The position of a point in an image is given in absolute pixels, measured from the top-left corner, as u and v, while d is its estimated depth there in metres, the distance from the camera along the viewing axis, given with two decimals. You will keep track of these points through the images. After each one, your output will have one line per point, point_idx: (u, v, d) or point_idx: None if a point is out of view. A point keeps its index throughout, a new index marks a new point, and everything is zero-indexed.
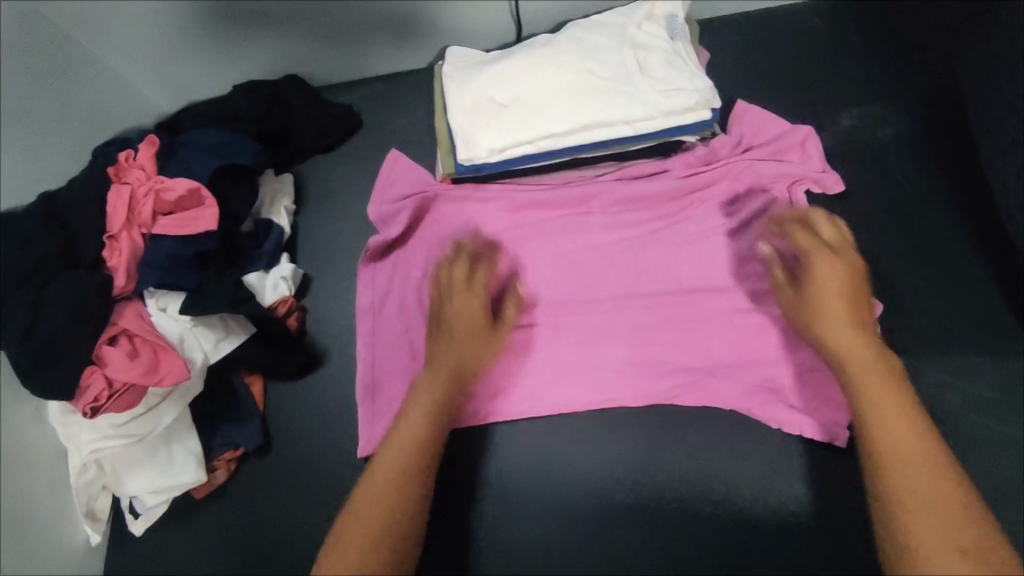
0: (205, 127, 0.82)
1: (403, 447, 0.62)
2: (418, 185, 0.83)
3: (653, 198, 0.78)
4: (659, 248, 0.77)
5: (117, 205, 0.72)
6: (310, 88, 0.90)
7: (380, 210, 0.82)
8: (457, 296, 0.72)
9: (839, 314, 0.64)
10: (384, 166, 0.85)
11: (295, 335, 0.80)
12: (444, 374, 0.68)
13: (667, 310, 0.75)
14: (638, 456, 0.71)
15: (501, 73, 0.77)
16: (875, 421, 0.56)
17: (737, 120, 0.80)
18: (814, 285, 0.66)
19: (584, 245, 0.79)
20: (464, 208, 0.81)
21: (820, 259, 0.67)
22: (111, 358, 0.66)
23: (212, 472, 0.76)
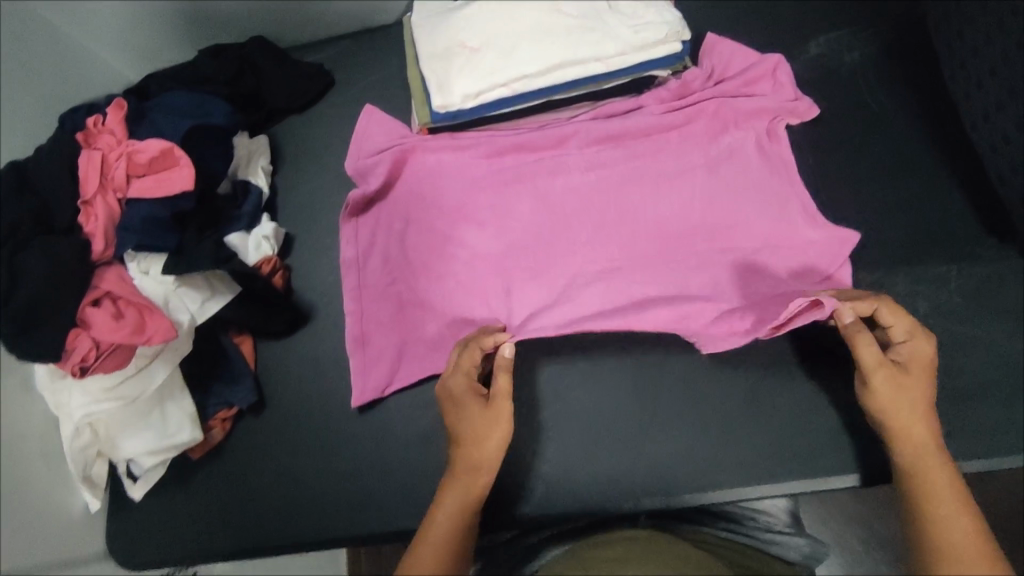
0: (174, 90, 0.80)
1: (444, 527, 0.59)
2: (394, 137, 0.82)
3: (629, 136, 0.79)
4: (637, 185, 0.77)
5: (89, 171, 0.71)
6: (278, 49, 0.89)
7: (358, 164, 0.81)
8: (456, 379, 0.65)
9: (917, 404, 0.60)
10: (361, 119, 0.83)
11: (282, 293, 0.80)
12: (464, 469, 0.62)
13: (646, 246, 0.76)
14: (626, 381, 0.76)
15: (469, 16, 0.76)
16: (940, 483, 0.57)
17: (708, 52, 0.80)
18: (914, 368, 0.61)
19: (563, 186, 0.79)
20: (441, 157, 0.80)
21: (920, 348, 0.62)
22: (95, 321, 0.65)
23: (207, 432, 0.76)
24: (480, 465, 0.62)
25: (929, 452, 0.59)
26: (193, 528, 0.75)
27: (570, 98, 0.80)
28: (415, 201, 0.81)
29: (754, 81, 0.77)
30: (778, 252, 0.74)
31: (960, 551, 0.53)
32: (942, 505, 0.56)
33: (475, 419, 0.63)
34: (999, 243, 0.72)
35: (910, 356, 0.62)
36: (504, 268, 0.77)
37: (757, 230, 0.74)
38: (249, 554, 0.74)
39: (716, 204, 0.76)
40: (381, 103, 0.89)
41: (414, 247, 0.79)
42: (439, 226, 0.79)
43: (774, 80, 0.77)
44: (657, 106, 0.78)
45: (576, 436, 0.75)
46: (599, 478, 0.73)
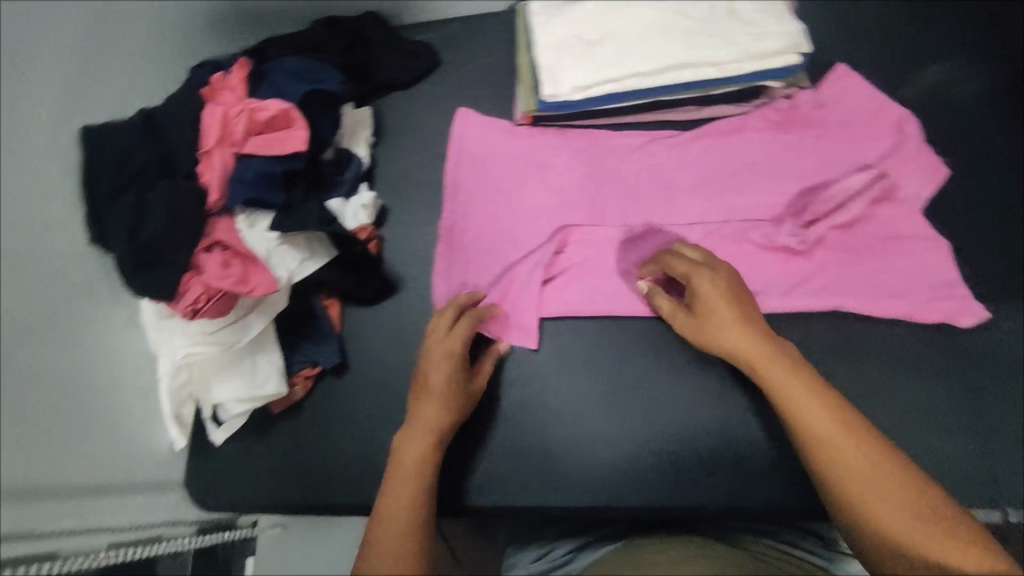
0: (292, 55, 0.83)
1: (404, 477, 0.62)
2: (498, 130, 0.85)
3: (735, 170, 0.79)
4: (749, 227, 0.77)
5: (211, 123, 0.73)
6: (390, 27, 0.91)
7: (462, 153, 0.84)
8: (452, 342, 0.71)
9: (726, 322, 0.66)
10: (455, 123, 0.86)
11: (374, 260, 0.81)
12: (437, 432, 0.66)
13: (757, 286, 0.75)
14: (712, 386, 0.75)
15: (588, 12, 0.78)
16: (787, 397, 0.60)
17: (831, 83, 0.80)
18: (702, 303, 0.68)
19: (671, 220, 0.79)
20: (541, 164, 0.83)
21: (700, 280, 0.68)
22: (207, 266, 0.69)
23: (291, 388, 0.78)
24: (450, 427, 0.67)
25: (754, 351, 0.63)
26: (268, 479, 0.78)
27: (677, 100, 0.80)
28: (514, 210, 0.82)
29: (876, 133, 0.78)
30: (911, 294, 0.73)
31: (827, 438, 0.57)
32: (793, 395, 0.60)
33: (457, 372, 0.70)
34: None
35: (705, 289, 0.68)
36: (611, 292, 0.78)
37: (869, 281, 0.73)
38: (317, 509, 0.77)
39: (827, 254, 0.75)
40: (484, 88, 0.90)
41: (511, 256, 0.80)
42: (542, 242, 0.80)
43: (901, 134, 0.77)
44: (772, 146, 0.79)
45: (653, 435, 0.74)
46: (672, 480, 0.72)
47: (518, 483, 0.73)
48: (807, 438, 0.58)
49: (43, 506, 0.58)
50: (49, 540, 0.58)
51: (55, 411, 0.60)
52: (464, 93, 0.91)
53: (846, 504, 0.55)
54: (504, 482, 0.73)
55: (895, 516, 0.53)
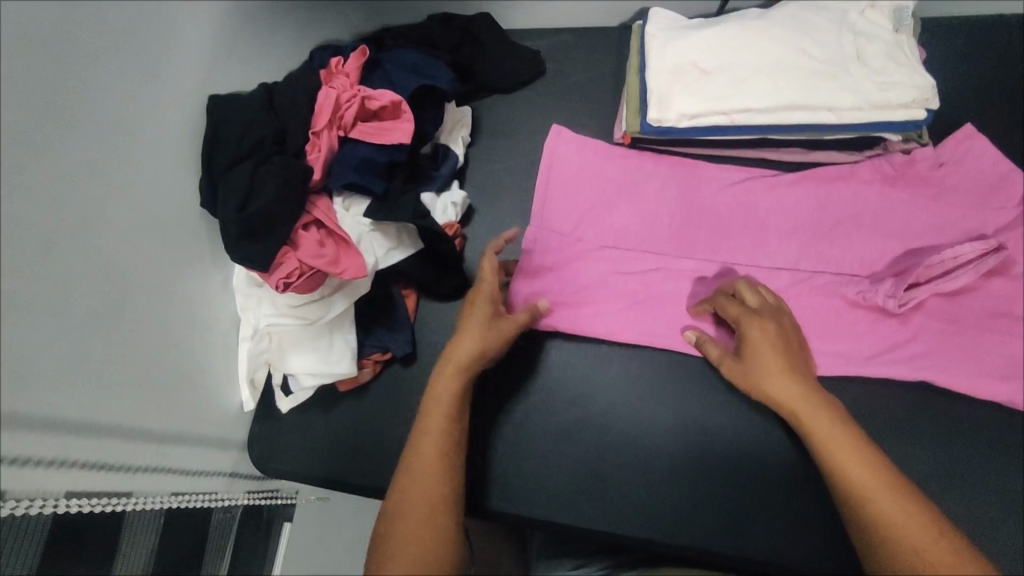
0: (407, 48, 0.85)
1: (430, 446, 0.60)
2: (592, 149, 0.84)
3: (837, 221, 0.77)
4: (844, 281, 0.75)
5: (324, 106, 0.76)
6: (500, 30, 0.92)
7: (554, 166, 0.84)
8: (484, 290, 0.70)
9: (772, 369, 0.64)
10: (550, 136, 0.85)
11: (457, 257, 0.82)
12: (466, 367, 0.65)
13: (846, 343, 0.73)
14: (781, 437, 0.73)
15: (708, 39, 0.77)
16: (837, 459, 0.58)
17: (953, 144, 0.76)
18: (750, 348, 0.66)
19: (762, 261, 0.77)
20: (632, 187, 0.82)
21: (749, 324, 0.67)
22: (304, 243, 0.71)
23: (360, 369, 0.80)
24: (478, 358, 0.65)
25: (798, 399, 0.62)
26: (326, 454, 0.80)
27: (785, 140, 0.78)
28: (601, 228, 0.81)
29: (995, 205, 0.75)
30: (1005, 376, 0.72)
31: (877, 503, 0.55)
32: (842, 455, 0.58)
33: (482, 317, 0.68)
34: None
35: (753, 333, 0.66)
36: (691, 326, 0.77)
37: (961, 354, 0.72)
38: (369, 490, 0.79)
39: (922, 320, 0.73)
40: (587, 102, 0.90)
41: (592, 274, 0.79)
42: (626, 265, 0.79)
43: (1022, 209, 0.75)
44: (880, 202, 0.77)
45: (714, 477, 0.72)
46: (727, 524, 0.71)
47: (570, 501, 0.72)
48: (857, 501, 0.56)
49: (158, 449, 0.65)
50: (163, 480, 0.66)
51: (163, 366, 0.67)
52: (567, 105, 0.91)
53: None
54: (556, 498, 0.72)
55: None
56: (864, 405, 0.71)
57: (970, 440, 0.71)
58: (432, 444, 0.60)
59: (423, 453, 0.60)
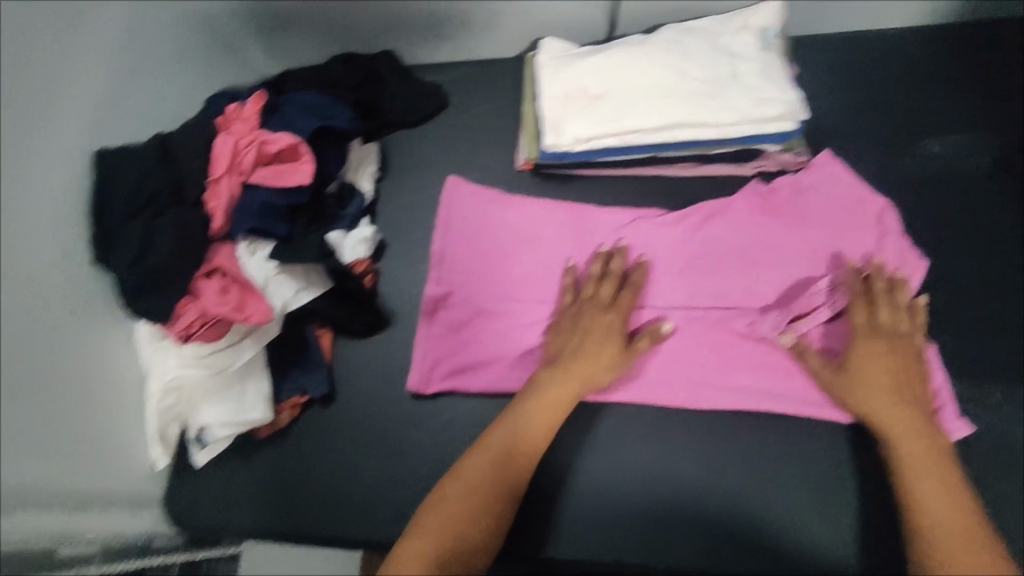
0: (307, 89, 0.86)
1: (492, 457, 0.67)
2: (482, 199, 0.86)
3: (716, 254, 0.79)
4: (732, 315, 0.77)
5: (222, 153, 0.76)
6: (404, 67, 0.95)
7: (448, 218, 0.86)
8: (594, 319, 0.75)
9: (873, 385, 0.68)
10: (445, 190, 0.88)
11: (368, 292, 0.83)
12: (568, 397, 0.72)
13: (738, 380, 0.74)
14: (692, 447, 0.73)
15: (596, 65, 0.80)
16: (915, 482, 0.62)
17: (815, 171, 0.80)
18: (857, 359, 0.70)
19: (649, 299, 0.79)
20: (524, 229, 0.84)
21: (864, 338, 0.71)
22: (205, 292, 0.70)
23: (277, 415, 0.80)
24: (579, 387, 0.72)
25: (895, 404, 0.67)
26: (244, 507, 0.78)
27: (675, 158, 0.82)
28: (497, 278, 0.83)
29: (859, 223, 0.77)
30: None
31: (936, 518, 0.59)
32: (919, 477, 0.62)
33: (600, 360, 0.73)
34: None
35: (867, 347, 0.70)
36: None
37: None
38: (293, 538, 0.77)
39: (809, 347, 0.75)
40: (491, 132, 0.93)
41: (493, 326, 0.81)
42: (523, 316, 0.81)
43: (880, 227, 0.76)
44: (755, 230, 0.79)
45: (632, 489, 0.72)
46: (645, 538, 0.70)
47: None
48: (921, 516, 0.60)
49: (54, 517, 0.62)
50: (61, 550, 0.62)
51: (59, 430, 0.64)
52: (470, 135, 0.93)
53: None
54: None
55: None
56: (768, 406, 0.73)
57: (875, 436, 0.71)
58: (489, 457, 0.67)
59: (476, 462, 0.67)
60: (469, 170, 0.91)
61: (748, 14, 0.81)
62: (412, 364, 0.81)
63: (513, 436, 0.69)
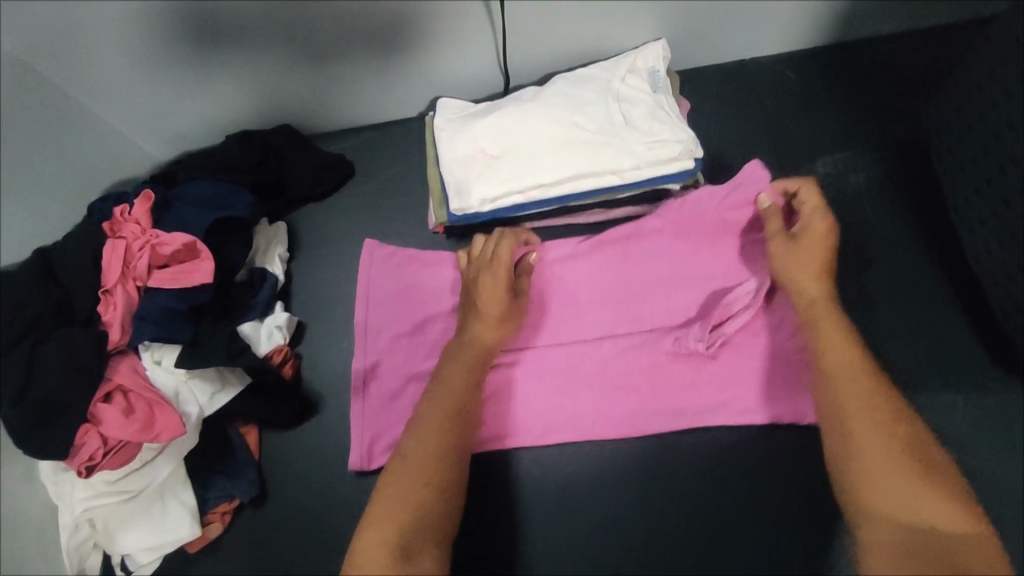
0: (201, 179, 0.83)
1: (428, 425, 0.64)
2: (402, 260, 0.85)
3: (634, 279, 0.81)
4: (658, 336, 0.78)
5: (112, 260, 0.73)
6: (303, 138, 0.91)
7: (370, 281, 0.84)
8: (482, 276, 0.72)
9: (810, 267, 0.67)
10: (362, 255, 0.85)
11: (291, 384, 0.80)
12: (477, 353, 0.71)
13: (672, 402, 0.76)
14: (632, 503, 0.73)
15: (492, 125, 0.80)
16: (840, 376, 0.61)
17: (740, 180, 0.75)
18: (805, 241, 0.68)
19: (575, 335, 0.80)
20: (443, 280, 0.83)
21: (815, 220, 0.68)
22: (106, 416, 0.65)
23: (206, 526, 0.75)
24: (488, 338, 0.71)
25: (837, 340, 0.64)
26: None
27: (583, 205, 0.83)
28: (425, 338, 0.81)
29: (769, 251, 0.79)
30: None
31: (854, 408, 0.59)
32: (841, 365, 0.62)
33: (499, 314, 0.71)
34: (1004, 373, 0.73)
35: (811, 235, 0.68)
36: (520, 407, 0.77)
37: (769, 384, 0.75)
38: None
39: (734, 357, 0.76)
40: (400, 197, 0.92)
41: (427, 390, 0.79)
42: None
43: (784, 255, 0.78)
44: (670, 253, 0.80)
45: (581, 548, 0.71)
46: None
47: None
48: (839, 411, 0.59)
49: None
50: None
51: None
52: (379, 203, 0.92)
53: (848, 473, 0.57)
54: None
55: (898, 493, 0.53)
56: (704, 452, 0.74)
57: (809, 464, 0.72)
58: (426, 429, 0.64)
59: (414, 440, 0.63)
60: (383, 239, 0.90)
61: (633, 56, 0.82)
62: (353, 443, 0.77)
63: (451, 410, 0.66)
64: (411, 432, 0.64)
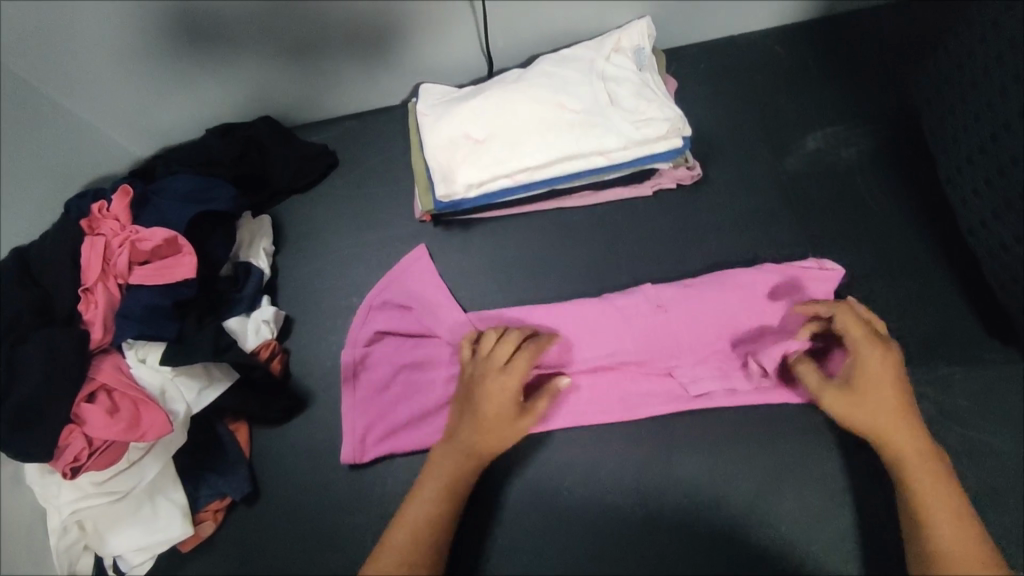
0: (181, 174, 0.81)
1: (412, 526, 0.63)
2: (419, 266, 0.83)
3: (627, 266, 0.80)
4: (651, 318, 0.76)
5: (91, 258, 0.71)
6: (285, 130, 0.90)
7: (384, 284, 0.82)
8: (486, 382, 0.67)
9: (882, 411, 0.61)
10: (407, 258, 0.83)
11: (280, 379, 0.79)
12: (472, 460, 0.66)
13: (671, 379, 0.73)
14: (632, 492, 0.70)
15: (476, 109, 0.78)
16: (931, 509, 0.58)
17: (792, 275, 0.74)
18: (863, 381, 0.62)
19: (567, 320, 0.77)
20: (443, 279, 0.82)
21: (868, 355, 0.63)
22: (90, 416, 0.64)
23: (199, 524, 0.74)
24: (481, 448, 0.66)
25: (922, 463, 0.60)
26: None
27: (572, 186, 0.81)
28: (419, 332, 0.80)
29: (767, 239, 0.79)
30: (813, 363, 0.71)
31: (951, 548, 0.56)
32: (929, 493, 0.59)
33: (496, 428, 0.66)
34: (1001, 345, 0.73)
35: (868, 365, 0.63)
36: None
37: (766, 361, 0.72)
38: None
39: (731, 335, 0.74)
40: (386, 186, 0.90)
41: (421, 378, 0.78)
42: (452, 356, 0.78)
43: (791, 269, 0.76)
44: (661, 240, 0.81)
45: (581, 539, 0.69)
46: None
47: None
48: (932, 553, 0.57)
49: None
50: None
51: None
52: (365, 192, 0.90)
53: None
54: None
55: None
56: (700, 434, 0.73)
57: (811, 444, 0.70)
58: (408, 534, 0.62)
59: (394, 540, 0.62)
60: (369, 229, 0.88)
61: (618, 35, 0.80)
62: (344, 431, 0.77)
63: (434, 516, 0.63)
64: (394, 527, 0.63)
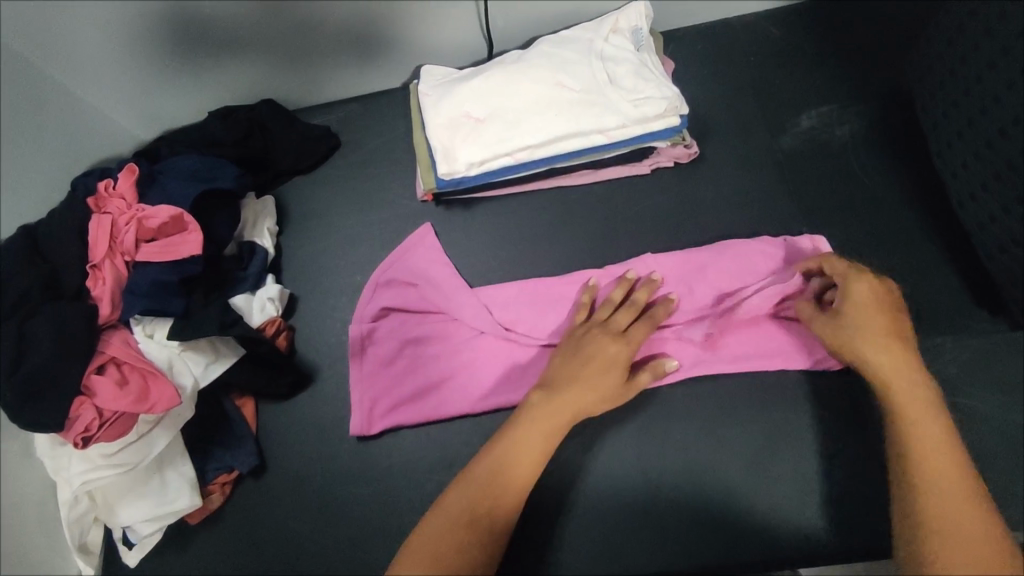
0: (185, 154, 0.82)
1: (469, 489, 0.61)
2: (423, 245, 0.84)
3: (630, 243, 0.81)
4: None
5: (99, 236, 0.72)
6: (288, 112, 0.91)
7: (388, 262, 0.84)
8: (600, 343, 0.68)
9: (869, 332, 0.63)
10: (412, 238, 0.85)
11: (285, 355, 0.81)
12: (564, 419, 0.65)
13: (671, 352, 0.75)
14: (634, 461, 0.71)
15: (477, 89, 0.80)
16: (916, 440, 0.57)
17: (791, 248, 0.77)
18: (853, 306, 0.65)
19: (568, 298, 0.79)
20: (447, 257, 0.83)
21: (858, 283, 0.66)
22: (100, 388, 0.65)
23: (207, 497, 0.76)
24: (581, 408, 0.66)
25: (921, 403, 0.59)
26: None
27: (571, 165, 0.83)
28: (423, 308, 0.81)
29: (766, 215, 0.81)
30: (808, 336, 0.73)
31: (930, 477, 0.55)
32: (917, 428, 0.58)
33: (596, 390, 0.66)
34: (992, 315, 0.74)
35: (858, 294, 0.66)
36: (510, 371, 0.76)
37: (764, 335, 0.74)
38: None
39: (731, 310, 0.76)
40: (388, 166, 0.92)
41: (426, 353, 0.80)
42: (456, 332, 0.79)
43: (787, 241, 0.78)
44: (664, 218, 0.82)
45: (582, 506, 0.71)
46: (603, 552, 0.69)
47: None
48: (912, 481, 0.56)
49: None
50: None
51: None
52: (367, 173, 0.92)
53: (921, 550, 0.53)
54: None
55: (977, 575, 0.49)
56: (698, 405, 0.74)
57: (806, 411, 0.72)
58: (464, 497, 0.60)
59: (453, 498, 0.61)
60: (372, 209, 0.89)
61: (616, 16, 0.82)
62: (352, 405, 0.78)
63: (494, 477, 0.61)
64: (451, 490, 0.62)
